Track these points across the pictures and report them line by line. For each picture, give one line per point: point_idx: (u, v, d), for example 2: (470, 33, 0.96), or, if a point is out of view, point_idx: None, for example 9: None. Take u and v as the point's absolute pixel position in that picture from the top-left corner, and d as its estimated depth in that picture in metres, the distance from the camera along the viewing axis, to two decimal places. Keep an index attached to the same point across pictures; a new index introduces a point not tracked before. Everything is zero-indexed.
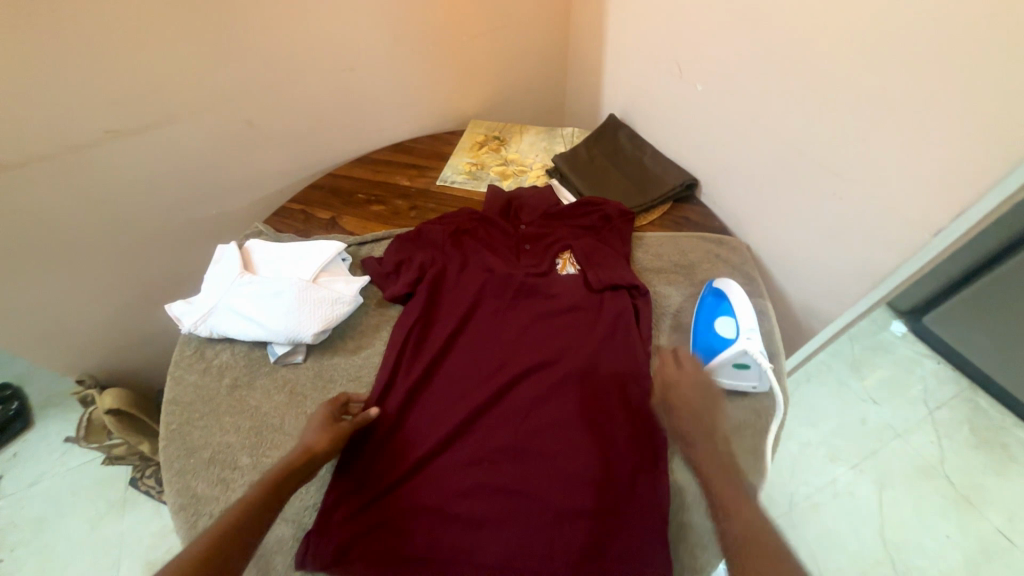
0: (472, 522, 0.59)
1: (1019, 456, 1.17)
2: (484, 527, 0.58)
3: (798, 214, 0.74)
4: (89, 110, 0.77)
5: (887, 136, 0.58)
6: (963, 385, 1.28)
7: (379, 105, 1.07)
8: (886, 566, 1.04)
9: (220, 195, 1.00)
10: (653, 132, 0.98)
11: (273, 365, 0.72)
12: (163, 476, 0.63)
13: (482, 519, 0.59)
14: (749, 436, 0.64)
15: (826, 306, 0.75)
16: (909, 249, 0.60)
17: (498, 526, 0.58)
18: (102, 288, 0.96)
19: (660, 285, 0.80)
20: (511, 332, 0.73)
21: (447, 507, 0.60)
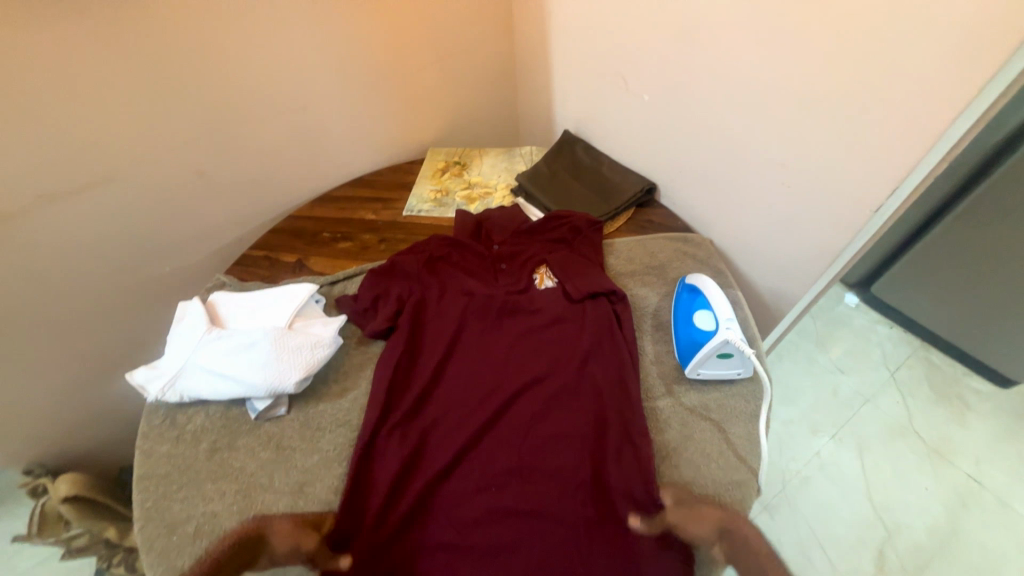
0: (487, 551, 0.57)
1: (974, 404, 1.27)
2: (500, 555, 0.57)
3: (751, 205, 0.79)
4: (21, 175, 0.73)
5: (819, 127, 0.64)
6: (916, 345, 1.38)
7: (335, 142, 1.06)
8: (879, 527, 1.09)
9: (174, 251, 0.95)
10: (607, 142, 1.03)
11: (255, 422, 0.68)
12: (142, 560, 0.57)
13: (497, 547, 0.58)
14: (743, 422, 0.67)
15: (790, 289, 0.80)
16: (854, 227, 0.66)
17: (514, 551, 0.57)
18: (49, 364, 0.88)
19: (636, 288, 0.83)
20: (499, 353, 0.72)
21: (460, 540, 0.58)
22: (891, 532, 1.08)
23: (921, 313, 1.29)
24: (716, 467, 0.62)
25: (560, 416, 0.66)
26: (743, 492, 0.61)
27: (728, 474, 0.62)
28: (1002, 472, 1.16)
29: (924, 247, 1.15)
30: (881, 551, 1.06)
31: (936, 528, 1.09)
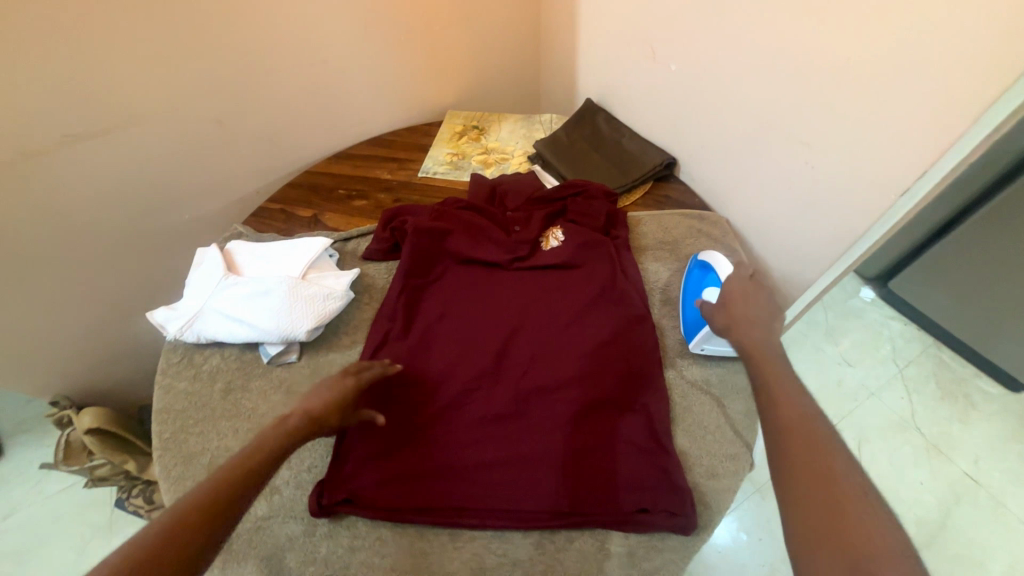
0: (479, 472, 0.59)
1: (980, 404, 1.26)
2: (491, 476, 0.59)
3: (773, 185, 0.77)
4: (45, 114, 0.74)
5: (853, 103, 0.61)
6: (927, 342, 1.36)
7: (351, 98, 1.04)
8: None
9: (192, 200, 0.97)
10: (630, 113, 1.00)
11: (267, 366, 0.70)
12: (160, 485, 0.61)
13: (489, 465, 0.60)
14: (744, 399, 0.66)
15: (805, 272, 0.79)
16: (876, 212, 0.64)
17: (504, 477, 0.59)
18: (74, 303, 0.92)
19: (647, 262, 0.81)
20: (502, 301, 0.75)
21: (453, 463, 0.60)
22: None
23: (937, 310, 1.27)
24: (712, 440, 0.62)
25: (561, 359, 0.68)
26: (741, 462, 0.60)
27: (723, 448, 0.61)
28: (999, 471, 1.16)
29: (947, 244, 1.12)
30: None
31: (924, 519, 1.11)
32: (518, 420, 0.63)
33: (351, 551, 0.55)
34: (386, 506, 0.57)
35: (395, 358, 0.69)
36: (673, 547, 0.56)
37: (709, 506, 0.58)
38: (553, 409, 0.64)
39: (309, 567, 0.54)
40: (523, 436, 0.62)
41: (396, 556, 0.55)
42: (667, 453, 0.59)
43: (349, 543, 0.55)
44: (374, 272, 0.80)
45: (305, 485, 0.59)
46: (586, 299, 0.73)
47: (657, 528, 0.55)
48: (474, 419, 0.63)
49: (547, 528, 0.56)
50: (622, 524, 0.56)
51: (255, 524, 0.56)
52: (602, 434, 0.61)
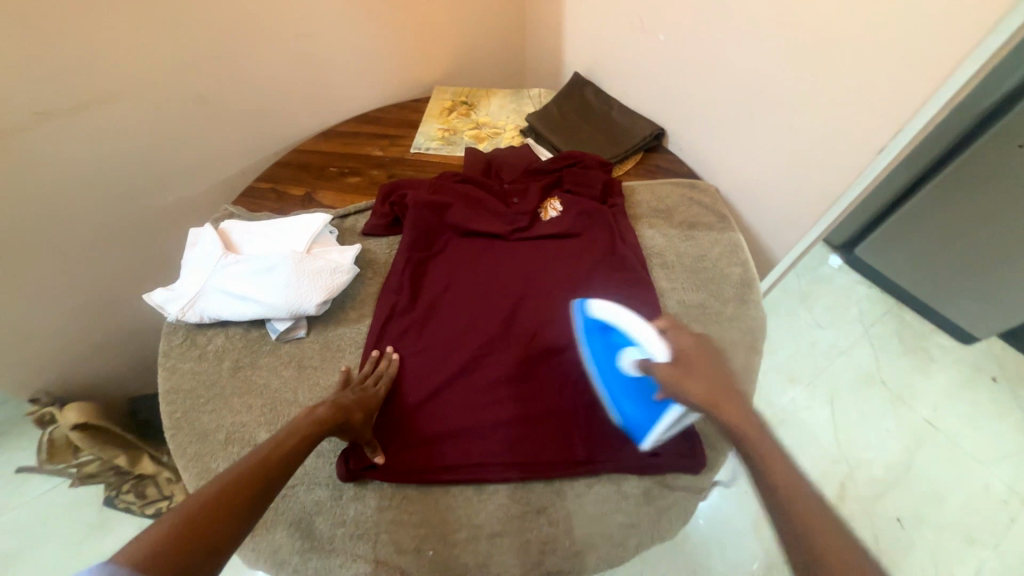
0: (496, 431, 0.62)
1: (937, 356, 1.37)
2: (508, 434, 0.61)
3: (759, 151, 0.80)
4: (17, 89, 0.70)
5: (835, 66, 0.65)
6: (890, 303, 1.46)
7: (337, 74, 1.02)
8: (842, 463, 1.21)
9: (175, 182, 0.93)
10: (617, 86, 1.01)
11: (275, 342, 0.70)
12: (177, 462, 0.61)
13: (506, 424, 0.62)
14: (742, 352, 0.69)
15: (789, 234, 0.84)
16: (855, 171, 0.68)
17: (521, 434, 0.61)
18: (52, 292, 0.88)
19: (643, 229, 0.83)
20: (506, 270, 0.76)
21: (471, 424, 0.62)
22: (852, 467, 1.21)
23: (899, 272, 1.36)
24: None
25: (567, 322, 0.70)
26: (741, 407, 0.65)
27: None
28: (954, 415, 1.28)
29: (910, 208, 1.20)
30: (842, 482, 1.19)
31: (891, 462, 1.21)
32: (530, 380, 0.66)
33: (380, 512, 0.56)
34: (412, 468, 0.58)
35: (405, 329, 0.70)
36: (684, 485, 0.60)
37: (714, 448, 0.62)
38: (563, 369, 0.66)
39: (339, 529, 0.55)
40: (536, 395, 0.64)
41: (424, 513, 0.56)
42: None
43: (377, 504, 0.57)
44: (376, 247, 0.80)
45: (328, 453, 0.60)
46: (588, 265, 0.75)
47: (668, 469, 0.59)
48: (488, 383, 0.65)
49: (566, 477, 0.59)
50: (635, 468, 0.59)
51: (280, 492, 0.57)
52: None
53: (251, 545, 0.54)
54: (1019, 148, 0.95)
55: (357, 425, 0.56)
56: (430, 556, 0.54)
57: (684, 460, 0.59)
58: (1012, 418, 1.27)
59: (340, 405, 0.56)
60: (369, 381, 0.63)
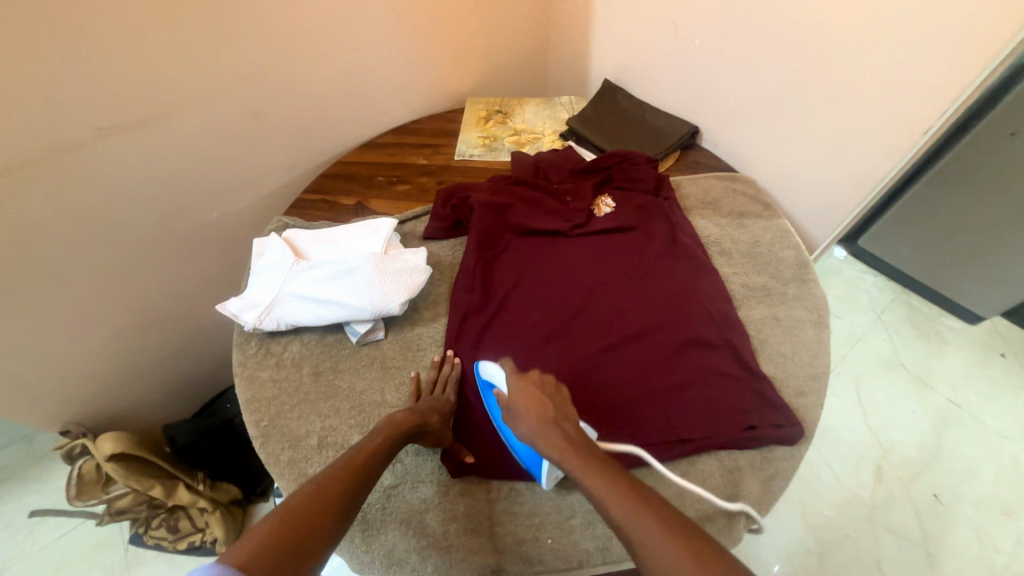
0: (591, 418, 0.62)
1: (949, 338, 1.43)
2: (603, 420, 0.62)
3: (797, 141, 0.85)
4: (80, 106, 0.70)
5: (878, 59, 0.70)
6: (897, 290, 1.52)
7: (380, 87, 1.03)
8: (876, 446, 1.24)
9: (221, 198, 0.93)
10: (648, 90, 1.06)
11: (355, 346, 0.69)
12: (271, 471, 0.60)
13: (599, 411, 0.63)
14: (811, 328, 0.72)
15: (829, 217, 0.88)
16: (900, 152, 0.73)
17: (615, 419, 0.62)
18: (95, 314, 0.86)
19: (695, 220, 0.86)
20: (571, 265, 0.78)
21: None
22: (886, 449, 1.24)
23: (904, 261, 1.42)
24: (792, 365, 0.68)
25: (641, 311, 0.72)
26: (821, 379, 0.67)
27: (803, 370, 0.68)
28: (973, 393, 1.33)
29: (908, 200, 1.26)
30: (877, 465, 1.22)
31: (922, 442, 1.25)
32: (614, 368, 0.67)
33: (490, 503, 0.56)
34: (514, 465, 0.58)
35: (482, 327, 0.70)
36: (782, 456, 0.61)
37: (802, 419, 0.64)
38: (645, 356, 0.68)
39: (451, 525, 0.54)
40: (623, 380, 0.66)
41: (534, 502, 0.56)
42: (761, 378, 0.65)
43: (485, 497, 0.56)
44: (438, 250, 0.81)
45: (424, 451, 0.59)
46: (651, 256, 0.78)
47: (766, 441, 0.61)
48: (575, 372, 0.66)
49: (667, 457, 0.61)
50: (731, 445, 0.61)
51: (384, 493, 0.56)
52: (696, 370, 0.66)
53: (364, 547, 0.54)
54: (1010, 137, 1.01)
55: (439, 429, 0.56)
56: (549, 543, 0.54)
57: (777, 432, 0.61)
58: None
59: (421, 409, 0.56)
60: (438, 388, 0.62)
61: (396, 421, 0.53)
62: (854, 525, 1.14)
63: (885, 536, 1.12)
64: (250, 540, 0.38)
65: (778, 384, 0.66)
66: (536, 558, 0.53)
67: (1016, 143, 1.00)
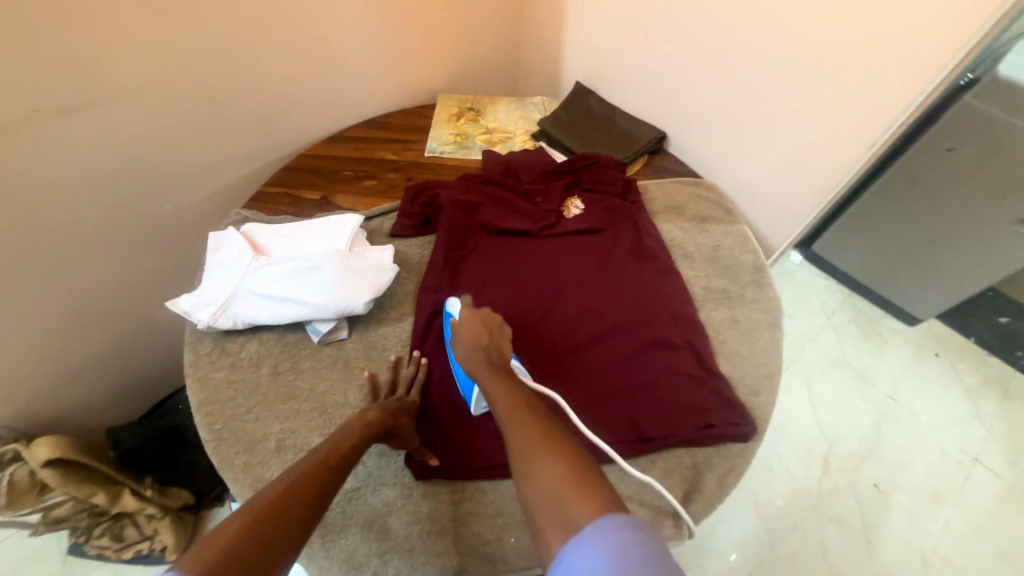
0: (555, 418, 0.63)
1: (889, 338, 1.53)
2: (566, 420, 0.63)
3: (757, 151, 0.89)
4: (13, 85, 0.65)
5: (831, 76, 0.74)
6: (845, 293, 1.62)
7: (348, 79, 1.00)
8: (823, 440, 1.32)
9: (174, 189, 0.88)
10: (618, 94, 1.08)
11: (317, 345, 0.67)
12: (225, 476, 0.57)
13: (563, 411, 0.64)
14: (766, 328, 0.76)
15: (785, 223, 0.92)
16: (849, 164, 0.78)
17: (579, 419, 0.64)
18: (30, 310, 0.79)
19: (661, 224, 0.89)
20: (539, 266, 0.78)
21: None
22: (833, 443, 1.32)
23: (851, 266, 1.51)
24: (748, 364, 0.72)
25: (606, 312, 0.73)
26: (774, 378, 0.70)
27: (758, 369, 0.71)
28: (910, 390, 1.43)
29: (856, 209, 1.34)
30: (824, 458, 1.29)
31: (864, 436, 1.33)
32: (580, 369, 0.68)
33: (455, 504, 0.56)
34: (478, 465, 0.57)
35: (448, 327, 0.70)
36: (737, 452, 0.64)
37: (756, 415, 0.67)
38: (609, 357, 0.69)
39: (414, 527, 0.54)
40: (587, 380, 0.67)
41: (499, 502, 0.56)
42: (718, 378, 0.68)
43: (450, 498, 0.56)
44: (406, 248, 0.80)
45: (388, 453, 0.58)
46: (617, 259, 0.80)
47: (723, 438, 0.64)
48: (540, 371, 0.67)
49: (629, 455, 0.62)
50: (690, 443, 0.63)
51: (345, 497, 0.55)
52: (658, 370, 0.68)
53: (323, 552, 0.52)
54: (945, 152, 1.09)
55: (407, 429, 0.55)
56: (512, 543, 0.54)
57: (733, 430, 0.64)
58: (956, 387, 1.44)
59: (386, 408, 0.55)
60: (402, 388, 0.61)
61: (358, 421, 0.52)
62: (802, 516, 1.21)
63: (830, 524, 1.20)
64: (205, 553, 0.36)
65: (735, 382, 0.70)
66: (500, 558, 0.54)
67: (951, 158, 1.08)
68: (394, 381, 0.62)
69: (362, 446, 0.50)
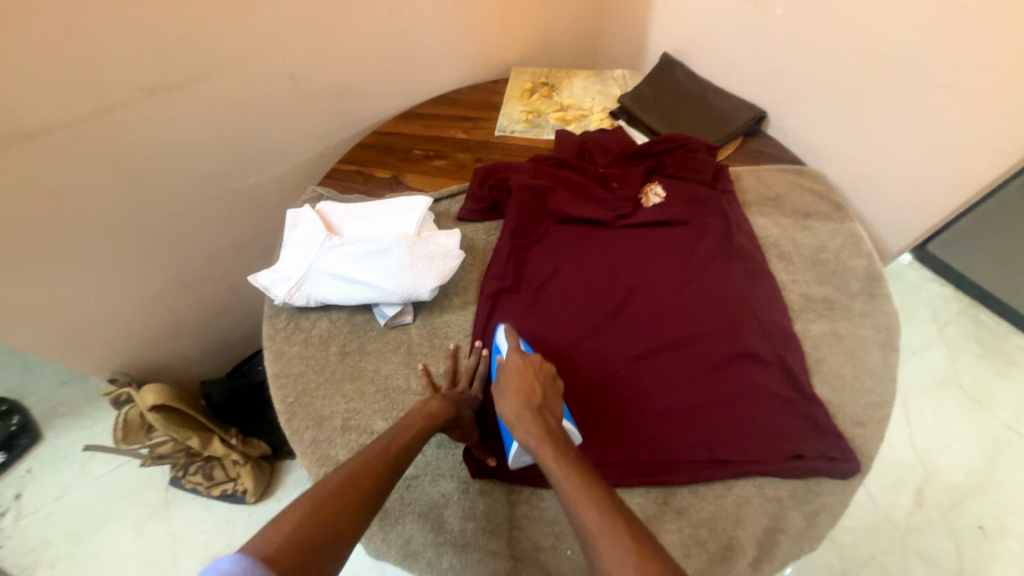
0: (620, 427, 0.59)
1: (1017, 360, 1.29)
2: (631, 430, 0.59)
3: (884, 134, 0.75)
4: (122, 63, 0.69)
5: (1005, 42, 0.59)
6: (966, 302, 1.37)
7: (422, 53, 0.97)
8: (918, 469, 1.16)
9: (257, 164, 0.91)
10: (712, 67, 0.96)
11: (382, 328, 0.68)
12: (296, 448, 0.60)
13: (629, 420, 0.60)
14: (876, 348, 0.65)
15: (908, 222, 0.78)
16: (1010, 156, 0.63)
17: (645, 431, 0.59)
18: (137, 274, 0.88)
19: (754, 217, 0.78)
20: (611, 260, 0.73)
21: (592, 421, 0.60)
22: (930, 473, 1.15)
23: None
24: (851, 389, 0.62)
25: (684, 317, 0.67)
26: (884, 407, 0.61)
27: (864, 396, 0.62)
28: None
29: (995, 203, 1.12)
30: (918, 488, 1.14)
31: (971, 469, 1.15)
32: (650, 377, 0.63)
33: (511, 505, 0.55)
34: (538, 471, 0.55)
35: (511, 319, 0.67)
36: (830, 489, 0.56)
37: (857, 450, 0.58)
38: (683, 366, 0.63)
39: (469, 523, 0.53)
40: (658, 390, 0.62)
41: (556, 510, 0.54)
42: (812, 402, 0.60)
43: (506, 498, 0.55)
44: (472, 232, 0.78)
45: (447, 443, 0.58)
46: (700, 256, 0.72)
47: (813, 471, 0.57)
48: (606, 376, 0.63)
49: (703, 478, 0.57)
50: (772, 472, 0.57)
51: (404, 483, 0.56)
52: (741, 387, 0.61)
53: (381, 535, 0.53)
54: None
55: (467, 423, 0.54)
56: (568, 555, 0.52)
57: (826, 463, 0.56)
58: None
59: (447, 400, 0.54)
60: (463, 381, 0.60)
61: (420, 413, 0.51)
62: (884, 548, 1.08)
63: (918, 563, 1.06)
64: (272, 538, 0.36)
65: (833, 409, 0.61)
66: (554, 569, 0.52)
67: None
68: (454, 373, 0.61)
69: (423, 440, 0.50)
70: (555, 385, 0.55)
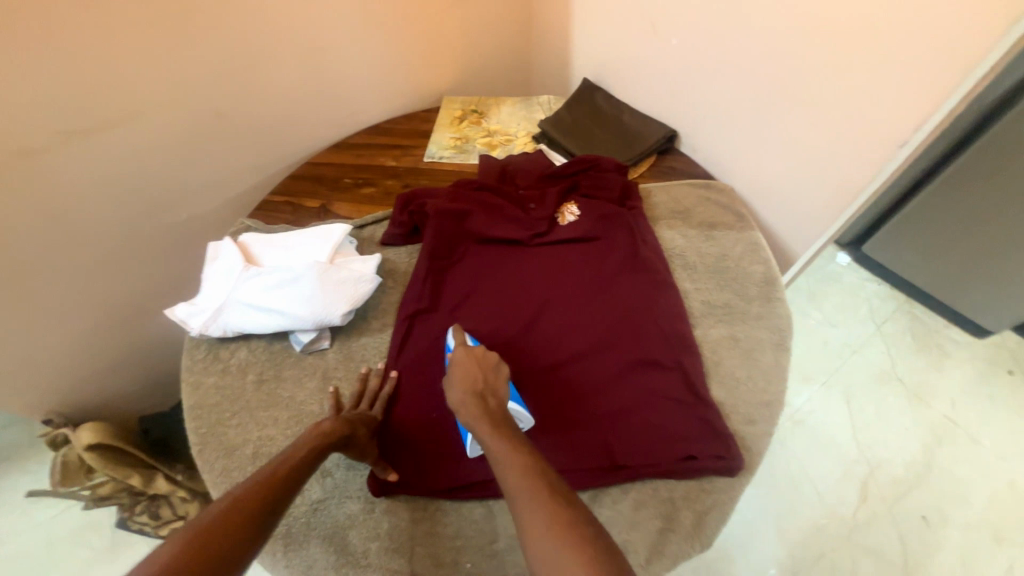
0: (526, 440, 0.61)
1: (951, 352, 1.35)
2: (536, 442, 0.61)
3: (775, 148, 0.80)
4: (38, 111, 0.70)
5: (857, 65, 0.66)
6: (901, 299, 1.43)
7: (351, 86, 1.01)
8: (862, 464, 1.19)
9: (190, 199, 0.93)
10: (627, 90, 1.02)
11: (299, 354, 0.69)
12: (206, 478, 0.60)
13: (535, 432, 0.62)
14: (770, 350, 0.69)
15: (807, 229, 0.84)
16: (875, 166, 0.69)
17: (550, 441, 0.61)
18: (68, 314, 0.88)
19: (663, 231, 0.83)
20: (526, 278, 0.76)
21: None
22: (873, 467, 1.19)
23: None
24: (746, 389, 0.66)
25: (592, 329, 0.70)
26: (775, 405, 0.64)
27: (758, 395, 0.65)
28: (972, 412, 1.26)
29: None
30: (863, 483, 1.17)
31: (912, 461, 1.19)
32: (557, 389, 0.65)
33: (415, 523, 0.56)
34: (442, 486, 0.57)
35: (426, 339, 0.69)
36: (723, 487, 0.59)
37: (749, 448, 0.62)
38: (589, 377, 0.66)
39: (372, 543, 0.55)
40: (564, 400, 0.64)
41: (458, 524, 0.57)
42: (707, 405, 0.63)
43: (410, 516, 0.57)
44: (394, 256, 0.81)
45: (354, 465, 0.59)
46: (610, 270, 0.75)
47: (705, 471, 0.60)
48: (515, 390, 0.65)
49: (603, 485, 0.59)
50: (667, 474, 0.59)
51: (310, 507, 0.56)
52: (642, 394, 0.64)
53: (284, 562, 0.53)
54: None
55: (365, 443, 0.55)
56: (468, 568, 0.54)
57: (717, 463, 0.59)
58: None
59: (344, 421, 0.55)
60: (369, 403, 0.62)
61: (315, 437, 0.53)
62: (832, 545, 1.10)
63: (864, 558, 1.09)
64: None
65: (727, 411, 0.64)
66: None
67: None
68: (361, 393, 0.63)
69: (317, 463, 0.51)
70: (503, 370, 0.58)
